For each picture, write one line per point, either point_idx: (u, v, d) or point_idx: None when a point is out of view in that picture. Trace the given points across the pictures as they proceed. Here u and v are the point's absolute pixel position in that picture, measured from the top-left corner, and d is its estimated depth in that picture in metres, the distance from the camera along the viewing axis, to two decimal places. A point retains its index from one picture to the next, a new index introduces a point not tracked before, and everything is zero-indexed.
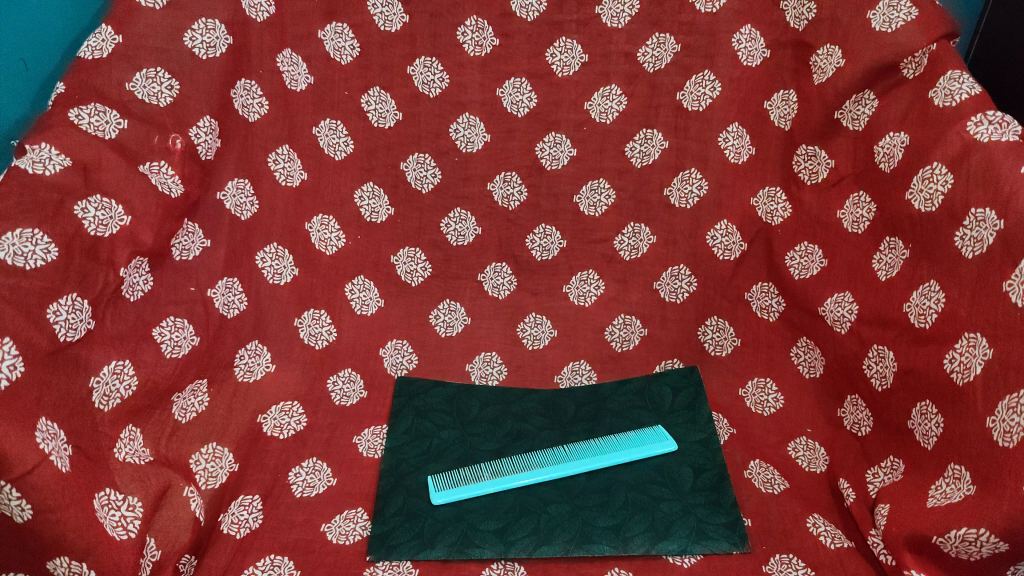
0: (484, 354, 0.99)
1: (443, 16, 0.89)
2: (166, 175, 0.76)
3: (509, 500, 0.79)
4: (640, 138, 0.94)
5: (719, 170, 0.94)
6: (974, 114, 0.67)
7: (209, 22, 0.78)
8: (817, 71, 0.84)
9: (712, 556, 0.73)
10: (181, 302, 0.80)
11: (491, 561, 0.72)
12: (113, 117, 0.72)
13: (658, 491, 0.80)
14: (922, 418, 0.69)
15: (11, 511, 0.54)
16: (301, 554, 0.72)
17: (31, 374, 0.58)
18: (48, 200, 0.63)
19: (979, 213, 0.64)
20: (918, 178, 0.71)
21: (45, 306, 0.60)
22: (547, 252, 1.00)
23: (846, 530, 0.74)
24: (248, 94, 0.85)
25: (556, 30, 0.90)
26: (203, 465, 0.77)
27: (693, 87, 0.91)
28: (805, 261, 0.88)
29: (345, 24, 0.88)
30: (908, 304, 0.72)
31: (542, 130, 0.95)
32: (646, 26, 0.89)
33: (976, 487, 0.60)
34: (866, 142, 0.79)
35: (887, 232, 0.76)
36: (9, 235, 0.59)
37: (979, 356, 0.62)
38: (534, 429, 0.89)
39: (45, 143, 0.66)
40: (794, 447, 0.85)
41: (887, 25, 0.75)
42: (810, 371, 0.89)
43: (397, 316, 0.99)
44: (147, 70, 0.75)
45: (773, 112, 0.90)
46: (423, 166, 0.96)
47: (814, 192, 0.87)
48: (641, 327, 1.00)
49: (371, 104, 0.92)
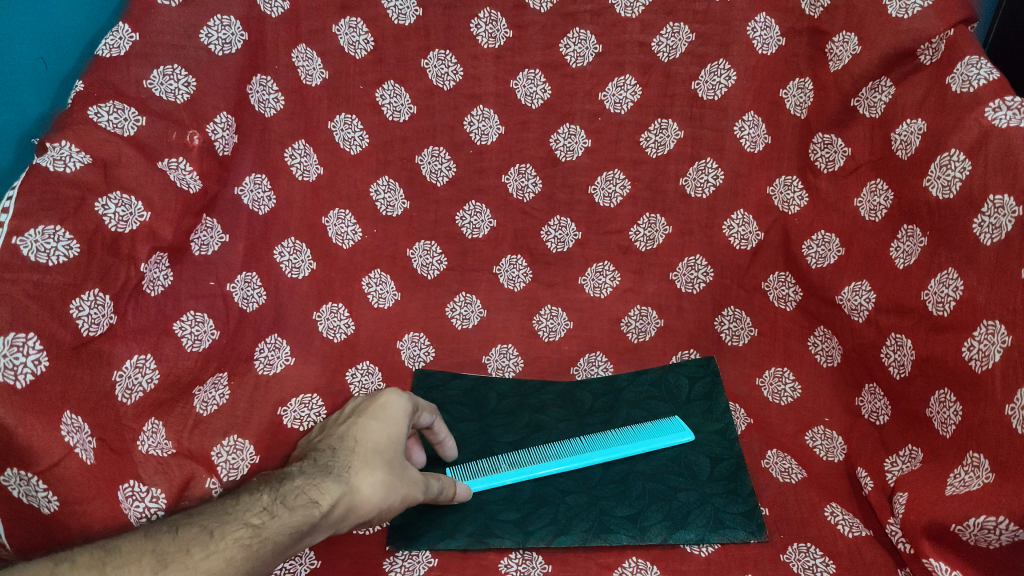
0: (500, 345, 0.99)
1: (456, 9, 0.89)
2: (185, 171, 0.76)
3: (528, 490, 0.80)
4: (655, 128, 0.94)
5: (735, 159, 0.93)
6: (992, 100, 0.66)
7: (225, 19, 0.79)
8: (833, 58, 0.83)
9: (730, 545, 0.73)
10: (201, 296, 0.80)
11: (510, 550, 0.74)
12: (131, 114, 0.73)
13: (676, 481, 0.80)
14: (941, 406, 0.69)
15: (40, 502, 0.58)
16: (322, 545, 0.74)
17: (55, 369, 0.60)
18: (69, 197, 0.65)
19: (998, 199, 0.63)
20: (935, 164, 0.70)
21: (68, 302, 0.62)
22: (563, 244, 1.00)
23: (865, 518, 0.75)
24: (264, 89, 0.85)
25: (569, 21, 0.89)
26: (226, 457, 0.77)
27: (708, 76, 0.90)
28: (823, 250, 0.87)
29: (359, 19, 0.88)
30: (926, 291, 0.72)
31: (556, 121, 0.95)
32: (660, 15, 0.88)
33: (994, 474, 0.60)
34: (883, 129, 0.78)
35: (905, 220, 0.76)
36: (32, 232, 0.62)
37: (998, 344, 0.62)
38: (552, 420, 0.89)
39: (65, 141, 0.68)
40: (811, 436, 0.85)
41: (903, 11, 0.74)
42: (827, 359, 0.88)
43: (414, 309, 0.99)
44: (164, 67, 0.76)
45: (788, 100, 0.89)
46: (438, 159, 0.96)
47: (831, 180, 0.86)
48: (657, 318, 0.99)
49: (385, 98, 0.92)
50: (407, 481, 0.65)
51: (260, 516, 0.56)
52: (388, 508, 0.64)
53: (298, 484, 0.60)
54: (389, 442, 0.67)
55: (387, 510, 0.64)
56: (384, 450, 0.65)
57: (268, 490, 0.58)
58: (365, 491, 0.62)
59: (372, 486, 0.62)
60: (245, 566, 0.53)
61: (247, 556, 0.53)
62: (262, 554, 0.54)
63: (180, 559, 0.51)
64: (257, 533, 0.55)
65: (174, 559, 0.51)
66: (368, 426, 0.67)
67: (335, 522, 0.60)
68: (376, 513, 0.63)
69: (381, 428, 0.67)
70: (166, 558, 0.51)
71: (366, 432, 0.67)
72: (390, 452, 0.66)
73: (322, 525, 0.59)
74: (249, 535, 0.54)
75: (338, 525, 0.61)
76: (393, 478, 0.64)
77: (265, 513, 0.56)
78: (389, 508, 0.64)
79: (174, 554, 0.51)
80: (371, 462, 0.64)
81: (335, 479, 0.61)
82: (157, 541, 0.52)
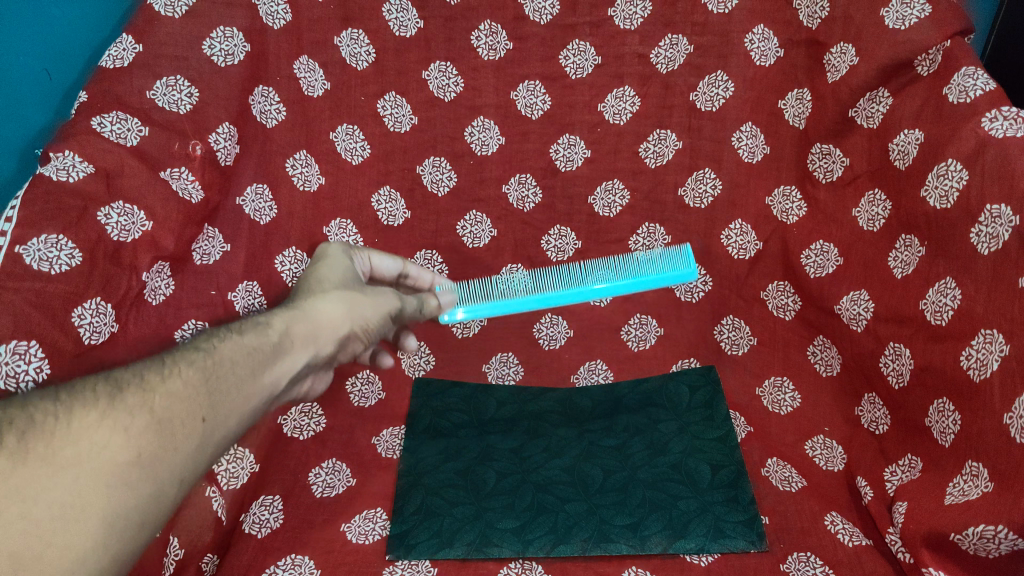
0: (500, 354, 0.99)
1: (457, 21, 0.89)
2: (187, 181, 0.77)
3: (528, 498, 0.80)
4: (653, 139, 0.94)
5: (733, 170, 0.94)
6: (988, 110, 0.67)
7: (228, 31, 0.80)
8: (831, 69, 0.84)
9: (729, 554, 0.73)
10: (204, 305, 0.80)
11: (509, 559, 0.74)
12: (134, 124, 0.74)
13: (676, 489, 0.80)
14: (939, 415, 0.69)
15: None
16: (322, 554, 0.74)
17: (56, 375, 0.61)
18: (72, 207, 0.66)
19: (994, 209, 0.64)
20: (933, 174, 0.71)
21: (70, 310, 0.63)
22: (563, 252, 1.00)
23: (865, 528, 0.74)
24: (265, 100, 0.86)
25: (569, 33, 0.90)
26: (226, 466, 0.79)
27: (706, 87, 0.91)
28: (821, 259, 0.88)
29: (361, 30, 0.88)
30: (925, 301, 0.72)
31: (556, 132, 0.95)
32: (659, 27, 0.89)
33: (993, 484, 0.61)
34: (881, 140, 0.79)
35: (903, 230, 0.76)
36: (35, 241, 0.63)
37: (995, 353, 0.63)
38: (551, 427, 0.89)
39: (69, 151, 0.69)
40: (811, 445, 0.85)
41: (901, 22, 0.75)
42: (826, 369, 0.88)
43: (415, 318, 0.99)
44: (167, 78, 0.77)
45: (787, 111, 0.90)
46: (439, 169, 0.96)
47: (829, 191, 0.87)
48: (657, 326, 1.00)
49: (387, 109, 0.93)
50: (363, 299, 0.69)
51: (211, 345, 0.57)
52: (352, 324, 0.68)
53: (240, 321, 0.61)
54: (338, 269, 0.72)
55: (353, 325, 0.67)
56: (326, 279, 0.69)
57: (212, 332, 0.60)
58: (323, 313, 0.65)
59: (326, 308, 0.65)
60: (208, 383, 0.53)
61: (207, 374, 0.53)
62: (227, 371, 0.55)
63: (134, 383, 0.50)
64: (212, 354, 0.55)
65: (128, 383, 0.49)
66: (306, 272, 0.72)
67: (300, 341, 0.62)
68: (340, 330, 0.66)
69: (322, 268, 0.72)
70: (122, 381, 0.49)
71: (308, 273, 0.72)
72: (334, 281, 0.70)
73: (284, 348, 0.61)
74: (203, 358, 0.55)
75: (307, 347, 0.63)
76: (342, 297, 0.67)
77: (213, 342, 0.57)
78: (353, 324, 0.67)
79: (127, 380, 0.50)
80: (317, 291, 0.67)
81: (284, 309, 0.64)
82: (103, 375, 0.50)
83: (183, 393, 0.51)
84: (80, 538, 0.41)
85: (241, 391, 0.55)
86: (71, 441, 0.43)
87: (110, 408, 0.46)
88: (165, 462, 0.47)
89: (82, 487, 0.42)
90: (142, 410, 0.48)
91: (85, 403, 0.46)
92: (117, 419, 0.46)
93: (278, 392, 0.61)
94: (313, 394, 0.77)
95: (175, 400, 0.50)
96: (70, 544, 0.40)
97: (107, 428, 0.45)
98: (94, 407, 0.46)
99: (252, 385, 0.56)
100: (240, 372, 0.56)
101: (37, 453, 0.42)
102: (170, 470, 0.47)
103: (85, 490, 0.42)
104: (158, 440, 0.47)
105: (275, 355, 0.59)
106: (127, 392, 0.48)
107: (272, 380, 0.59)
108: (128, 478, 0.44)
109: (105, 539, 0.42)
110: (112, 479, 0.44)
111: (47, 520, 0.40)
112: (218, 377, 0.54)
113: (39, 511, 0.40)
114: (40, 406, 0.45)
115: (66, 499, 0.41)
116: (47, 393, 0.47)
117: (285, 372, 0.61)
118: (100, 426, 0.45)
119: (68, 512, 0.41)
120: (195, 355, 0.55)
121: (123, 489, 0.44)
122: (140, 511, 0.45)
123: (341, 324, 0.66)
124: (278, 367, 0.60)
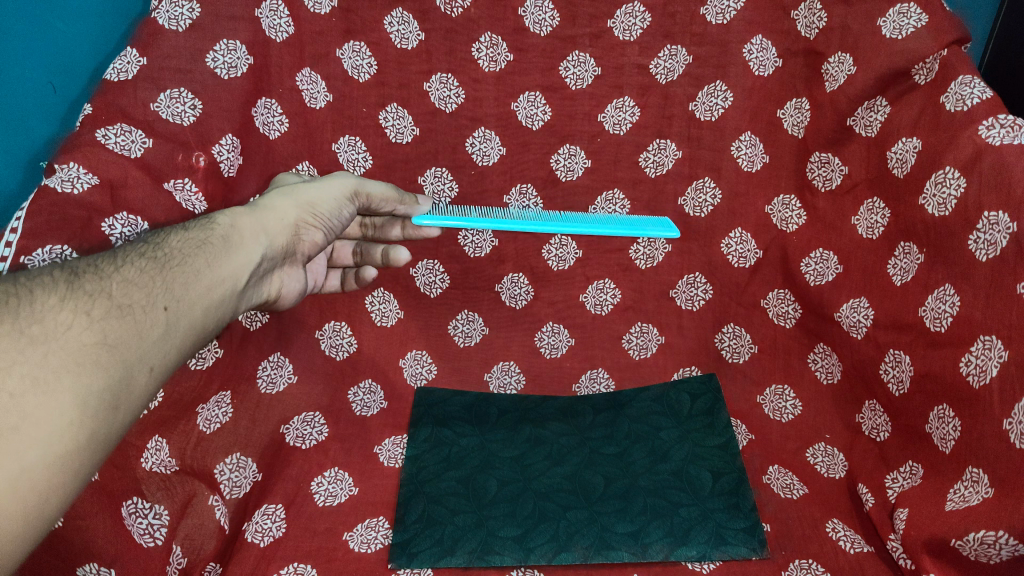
0: (502, 363, 0.99)
1: (458, 33, 0.89)
2: (190, 192, 0.79)
3: (530, 505, 0.80)
4: (653, 148, 0.95)
5: (732, 179, 0.95)
6: (985, 118, 0.67)
7: (232, 43, 0.81)
8: (829, 79, 0.85)
9: (731, 561, 0.73)
10: None
11: (511, 567, 0.74)
12: (138, 136, 0.76)
13: (677, 496, 0.80)
14: (939, 422, 0.70)
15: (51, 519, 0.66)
16: (323, 562, 0.74)
17: None
18: (77, 217, 0.70)
19: (992, 216, 0.65)
20: (931, 182, 0.72)
21: None
22: (563, 261, 1.00)
23: (866, 535, 0.75)
24: (268, 112, 0.87)
25: (569, 44, 0.91)
26: (228, 475, 0.80)
27: (704, 97, 0.92)
28: (821, 267, 0.89)
29: (362, 43, 0.88)
30: (924, 308, 0.73)
31: (557, 142, 0.95)
32: (658, 38, 0.90)
33: (993, 489, 0.61)
34: (879, 149, 0.80)
35: (901, 237, 0.77)
36: (39, 252, 0.66)
37: (995, 359, 0.63)
38: (553, 435, 0.89)
39: (73, 162, 0.71)
40: (812, 453, 0.85)
41: (897, 32, 0.76)
42: (827, 377, 0.89)
43: (416, 328, 1.00)
44: (171, 90, 0.78)
45: (786, 120, 0.91)
46: (440, 179, 0.96)
47: (828, 199, 0.88)
48: (657, 335, 0.99)
49: (388, 121, 0.93)
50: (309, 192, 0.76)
51: (161, 240, 0.63)
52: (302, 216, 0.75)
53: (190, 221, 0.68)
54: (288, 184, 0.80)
55: (304, 217, 0.75)
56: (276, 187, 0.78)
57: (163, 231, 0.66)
58: (266, 216, 0.72)
59: (272, 204, 0.73)
60: (160, 267, 0.60)
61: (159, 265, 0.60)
62: (181, 261, 0.61)
63: (92, 272, 0.56)
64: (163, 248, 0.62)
65: (85, 273, 0.56)
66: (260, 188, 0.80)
67: (248, 238, 0.69)
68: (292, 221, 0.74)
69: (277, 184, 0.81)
70: (80, 271, 0.56)
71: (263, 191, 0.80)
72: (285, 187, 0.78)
73: (234, 241, 0.67)
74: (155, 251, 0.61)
75: (258, 239, 0.70)
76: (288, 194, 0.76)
77: (164, 237, 0.64)
78: (305, 216, 0.75)
79: (85, 269, 0.56)
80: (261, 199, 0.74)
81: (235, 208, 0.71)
82: (64, 266, 0.57)
83: (139, 281, 0.57)
84: (54, 411, 0.46)
85: (198, 278, 0.61)
86: (38, 320, 0.50)
87: (70, 293, 0.53)
88: (131, 345, 0.53)
89: (51, 364, 0.48)
90: (101, 296, 0.54)
91: (48, 287, 0.53)
92: (77, 304, 0.52)
93: (241, 283, 0.67)
94: (285, 299, 0.83)
95: (129, 286, 0.56)
96: (43, 415, 0.46)
97: (67, 311, 0.51)
98: (55, 293, 0.52)
99: (208, 273, 0.62)
100: (195, 263, 0.62)
101: (9, 329, 0.48)
102: (135, 353, 0.53)
103: (54, 367, 0.48)
104: (117, 326, 0.53)
105: (228, 247, 0.66)
106: (85, 279, 0.55)
107: (230, 271, 0.65)
108: (94, 357, 0.50)
109: (78, 416, 0.48)
110: (78, 356, 0.50)
111: (22, 390, 0.46)
112: (172, 266, 0.60)
113: (13, 382, 0.46)
114: (9, 288, 0.51)
115: (37, 373, 0.47)
116: (14, 278, 0.53)
117: (240, 262, 0.66)
118: (61, 308, 0.51)
119: (41, 385, 0.47)
120: (147, 249, 0.61)
121: (91, 369, 0.50)
122: (112, 394, 0.50)
123: (290, 217, 0.74)
124: (232, 260, 0.66)
